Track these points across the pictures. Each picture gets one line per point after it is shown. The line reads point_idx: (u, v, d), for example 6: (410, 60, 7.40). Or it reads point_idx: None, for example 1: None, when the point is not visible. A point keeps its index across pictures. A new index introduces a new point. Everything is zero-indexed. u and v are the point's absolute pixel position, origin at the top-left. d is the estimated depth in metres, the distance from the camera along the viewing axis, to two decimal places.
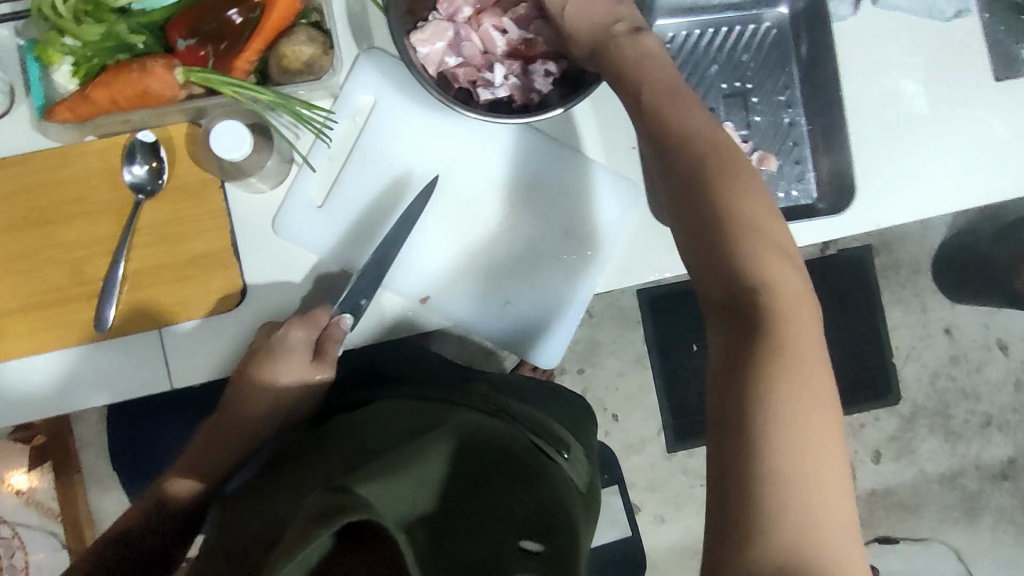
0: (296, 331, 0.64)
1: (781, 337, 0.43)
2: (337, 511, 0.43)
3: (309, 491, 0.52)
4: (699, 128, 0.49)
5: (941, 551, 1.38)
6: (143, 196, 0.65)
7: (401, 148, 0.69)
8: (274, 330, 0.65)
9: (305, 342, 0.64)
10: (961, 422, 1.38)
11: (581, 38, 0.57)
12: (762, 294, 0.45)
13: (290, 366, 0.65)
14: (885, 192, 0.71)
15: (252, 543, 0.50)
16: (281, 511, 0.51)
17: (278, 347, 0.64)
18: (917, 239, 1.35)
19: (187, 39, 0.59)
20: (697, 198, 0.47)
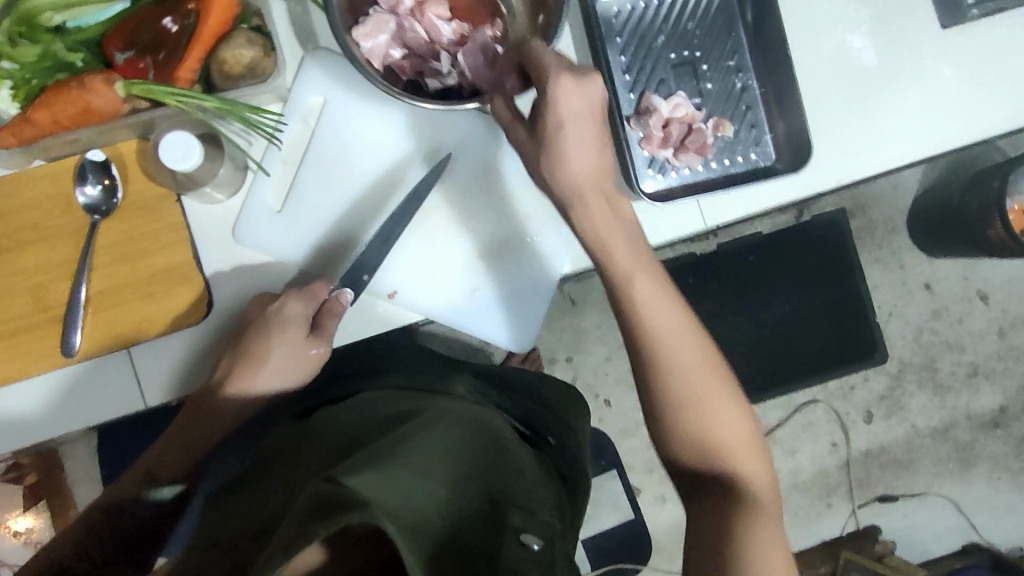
0: (293, 303, 0.65)
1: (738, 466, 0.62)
2: (338, 510, 0.43)
3: (300, 484, 0.51)
4: (680, 324, 0.63)
5: (940, 504, 1.39)
6: (99, 216, 0.65)
7: (356, 146, 0.68)
8: (269, 302, 0.66)
9: (302, 315, 0.65)
10: (948, 375, 1.39)
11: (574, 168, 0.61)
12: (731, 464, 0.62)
13: (283, 339, 0.65)
14: (839, 150, 0.71)
15: (241, 535, 0.49)
16: (274, 502, 0.50)
17: (271, 322, 0.64)
18: (889, 198, 1.36)
19: (126, 52, 0.59)
20: (679, 377, 0.62)
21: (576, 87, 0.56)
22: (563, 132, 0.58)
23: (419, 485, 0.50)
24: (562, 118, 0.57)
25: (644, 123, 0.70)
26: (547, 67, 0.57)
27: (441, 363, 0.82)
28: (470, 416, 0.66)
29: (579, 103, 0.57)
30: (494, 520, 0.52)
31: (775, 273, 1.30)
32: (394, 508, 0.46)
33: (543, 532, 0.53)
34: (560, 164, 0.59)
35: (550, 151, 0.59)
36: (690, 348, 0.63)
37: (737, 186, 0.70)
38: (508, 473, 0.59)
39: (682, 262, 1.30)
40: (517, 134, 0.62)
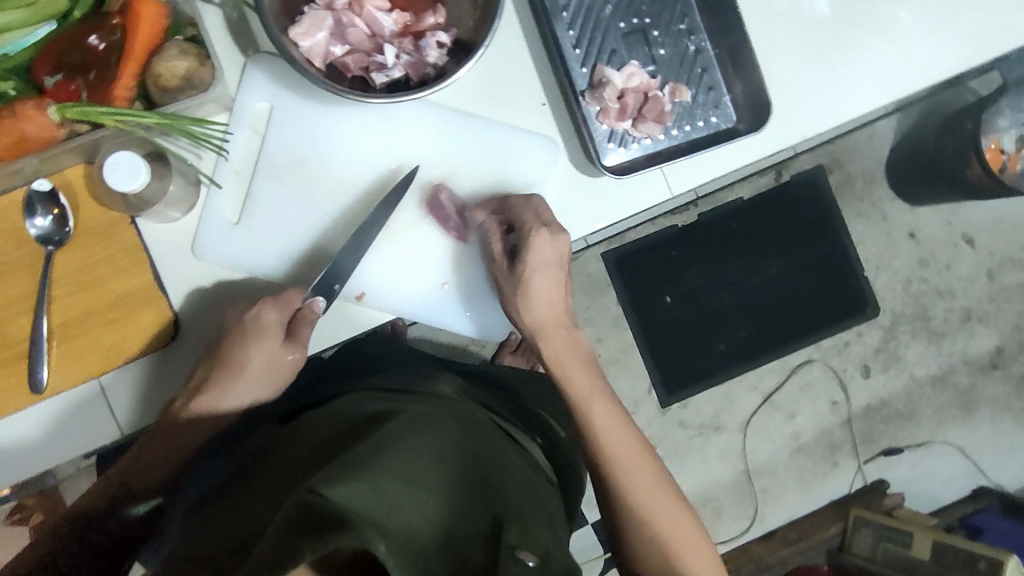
0: (267, 312, 0.64)
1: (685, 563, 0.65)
2: (324, 528, 0.40)
3: (285, 492, 0.49)
4: (625, 433, 0.67)
5: (946, 451, 1.38)
6: (52, 247, 0.63)
7: (309, 150, 0.67)
8: (244, 312, 0.64)
9: (278, 323, 0.64)
10: (942, 322, 1.38)
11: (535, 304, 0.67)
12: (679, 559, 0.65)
13: (260, 348, 0.64)
14: (801, 105, 0.70)
15: (224, 547, 0.47)
16: (256, 515, 0.48)
17: (247, 331, 0.64)
18: (866, 149, 1.34)
19: (54, 76, 0.58)
20: (627, 482, 0.66)
21: (551, 240, 0.65)
22: (534, 279, 0.66)
23: (410, 499, 0.48)
24: (537, 265, 0.65)
25: (600, 96, 0.68)
26: (532, 223, 0.65)
27: (426, 359, 0.81)
28: (460, 413, 0.64)
29: (550, 254, 0.65)
30: (487, 534, 0.49)
31: (759, 237, 1.31)
32: (384, 524, 0.44)
33: (538, 547, 0.50)
34: (526, 298, 0.66)
35: (523, 289, 0.66)
36: (645, 477, 0.66)
37: (701, 150, 0.69)
38: (502, 476, 0.57)
39: (663, 235, 1.29)
40: (497, 271, 0.67)
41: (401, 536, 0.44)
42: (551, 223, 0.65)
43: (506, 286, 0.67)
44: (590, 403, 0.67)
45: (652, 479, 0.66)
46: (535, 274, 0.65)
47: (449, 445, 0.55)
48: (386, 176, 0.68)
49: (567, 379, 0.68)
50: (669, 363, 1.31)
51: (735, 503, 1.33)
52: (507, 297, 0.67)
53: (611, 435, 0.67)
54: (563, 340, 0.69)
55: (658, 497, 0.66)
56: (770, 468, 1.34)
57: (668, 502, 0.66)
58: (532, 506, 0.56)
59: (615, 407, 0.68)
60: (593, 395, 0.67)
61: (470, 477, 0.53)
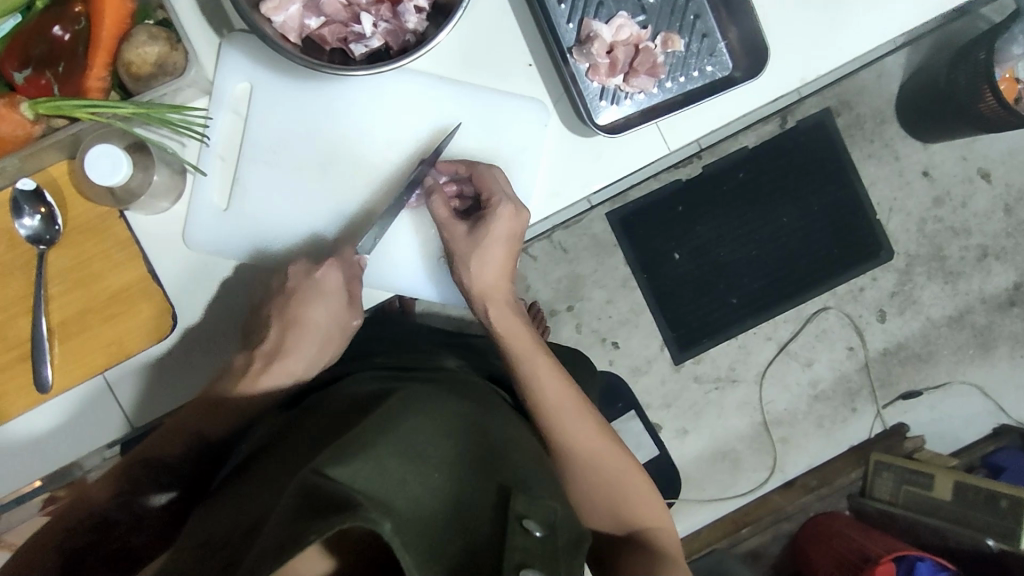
0: (332, 274, 0.63)
1: (631, 502, 0.64)
2: (330, 512, 0.40)
3: (287, 477, 0.49)
4: (559, 386, 0.65)
5: (966, 391, 1.36)
6: (45, 247, 0.62)
7: (290, 132, 0.65)
8: (312, 270, 0.63)
9: (341, 285, 0.64)
10: (957, 261, 1.35)
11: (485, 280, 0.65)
12: (625, 499, 0.64)
13: (326, 309, 0.64)
14: (799, 47, 0.67)
15: (234, 530, 0.47)
16: (261, 502, 0.48)
17: (314, 289, 0.63)
18: (874, 89, 1.30)
19: (23, 71, 0.56)
20: (566, 434, 0.64)
21: (513, 217, 0.64)
22: (489, 249, 0.64)
23: (412, 477, 0.47)
24: (496, 236, 0.64)
25: (588, 52, 0.65)
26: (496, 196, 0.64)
27: (435, 336, 0.79)
28: (459, 385, 0.63)
29: (506, 231, 0.64)
30: (493, 506, 0.49)
31: (766, 185, 1.28)
32: (387, 504, 0.43)
33: (545, 517, 0.49)
34: (479, 266, 0.65)
35: (475, 255, 0.64)
36: (588, 428, 0.64)
37: (699, 100, 0.66)
38: (507, 448, 0.57)
39: (668, 191, 1.27)
40: (453, 233, 0.64)
41: (405, 515, 0.44)
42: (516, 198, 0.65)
43: (460, 248, 0.64)
44: (531, 357, 0.65)
45: (597, 432, 0.65)
46: (493, 243, 0.64)
47: (451, 419, 0.55)
48: (371, 148, 0.66)
49: (507, 344, 0.66)
50: (679, 319, 1.30)
51: (753, 455, 1.32)
52: (460, 258, 0.64)
53: (545, 385, 0.65)
54: (506, 308, 0.67)
55: (602, 449, 0.64)
56: (788, 418, 1.33)
57: (610, 448, 0.65)
58: (540, 480, 0.55)
59: (554, 364, 0.66)
60: (535, 355, 0.66)
61: (474, 450, 0.53)
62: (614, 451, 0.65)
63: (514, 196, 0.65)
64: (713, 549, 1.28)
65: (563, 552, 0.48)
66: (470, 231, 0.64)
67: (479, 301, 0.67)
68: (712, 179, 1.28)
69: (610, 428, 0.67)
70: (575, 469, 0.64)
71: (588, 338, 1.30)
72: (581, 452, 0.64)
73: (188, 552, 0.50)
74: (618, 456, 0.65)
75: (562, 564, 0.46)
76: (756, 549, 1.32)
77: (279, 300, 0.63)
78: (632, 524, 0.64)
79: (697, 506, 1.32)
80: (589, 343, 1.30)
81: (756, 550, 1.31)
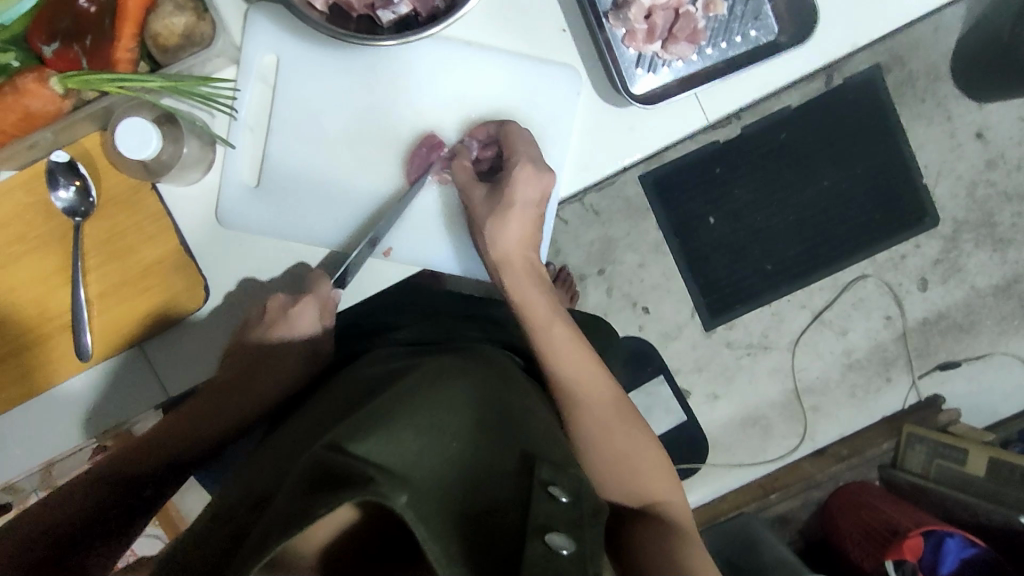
0: (307, 314, 0.64)
1: (646, 476, 0.64)
2: (339, 489, 0.40)
3: (299, 453, 0.50)
4: (576, 349, 0.64)
5: (1008, 364, 1.31)
6: (80, 219, 0.63)
7: (313, 98, 0.64)
8: (288, 308, 0.64)
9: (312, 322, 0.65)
10: (1009, 228, 1.29)
11: (504, 243, 0.64)
12: (642, 472, 0.64)
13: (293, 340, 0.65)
14: (852, 10, 0.63)
15: (243, 506, 0.49)
16: (275, 480, 0.49)
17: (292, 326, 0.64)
18: (930, 43, 1.23)
19: (52, 45, 0.57)
20: (580, 396, 0.63)
21: (536, 178, 0.62)
22: (510, 213, 0.63)
23: (427, 449, 0.48)
24: (516, 201, 0.62)
25: (624, 17, 0.63)
26: (517, 155, 0.62)
27: (457, 305, 0.78)
28: (476, 356, 0.63)
29: (525, 193, 0.62)
30: (518, 475, 0.49)
31: (809, 147, 1.23)
32: (402, 477, 0.43)
33: (573, 484, 0.50)
34: (497, 232, 0.63)
35: (495, 216, 0.63)
36: (604, 396, 0.64)
37: (741, 68, 0.63)
38: (526, 420, 0.56)
39: (704, 153, 1.23)
40: (472, 196, 0.64)
41: (420, 486, 0.44)
42: (539, 161, 0.63)
43: (480, 210, 0.63)
44: (548, 326, 0.64)
45: (612, 399, 0.64)
46: (511, 204, 0.63)
47: (468, 392, 0.55)
48: (400, 117, 0.65)
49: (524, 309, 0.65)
50: (712, 284, 1.27)
51: (783, 422, 1.31)
52: (477, 223, 0.64)
53: (563, 350, 0.64)
54: (524, 277, 0.65)
55: (617, 418, 0.64)
56: (820, 386, 1.31)
57: (618, 416, 0.64)
58: (560, 451, 0.55)
59: (573, 334, 0.65)
60: (552, 323, 0.64)
61: (492, 418, 0.53)
62: (629, 422, 0.64)
63: (539, 157, 0.63)
64: (740, 512, 1.27)
65: (592, 515, 0.48)
66: (489, 195, 0.63)
67: (494, 268, 0.65)
68: (753, 139, 1.23)
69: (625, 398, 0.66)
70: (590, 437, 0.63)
71: (619, 303, 1.28)
72: (594, 425, 0.63)
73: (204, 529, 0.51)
74: (633, 427, 0.65)
75: (587, 532, 0.46)
76: (783, 515, 1.30)
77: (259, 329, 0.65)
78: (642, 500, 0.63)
79: (723, 471, 1.32)
80: (619, 307, 1.29)
81: (785, 515, 1.30)
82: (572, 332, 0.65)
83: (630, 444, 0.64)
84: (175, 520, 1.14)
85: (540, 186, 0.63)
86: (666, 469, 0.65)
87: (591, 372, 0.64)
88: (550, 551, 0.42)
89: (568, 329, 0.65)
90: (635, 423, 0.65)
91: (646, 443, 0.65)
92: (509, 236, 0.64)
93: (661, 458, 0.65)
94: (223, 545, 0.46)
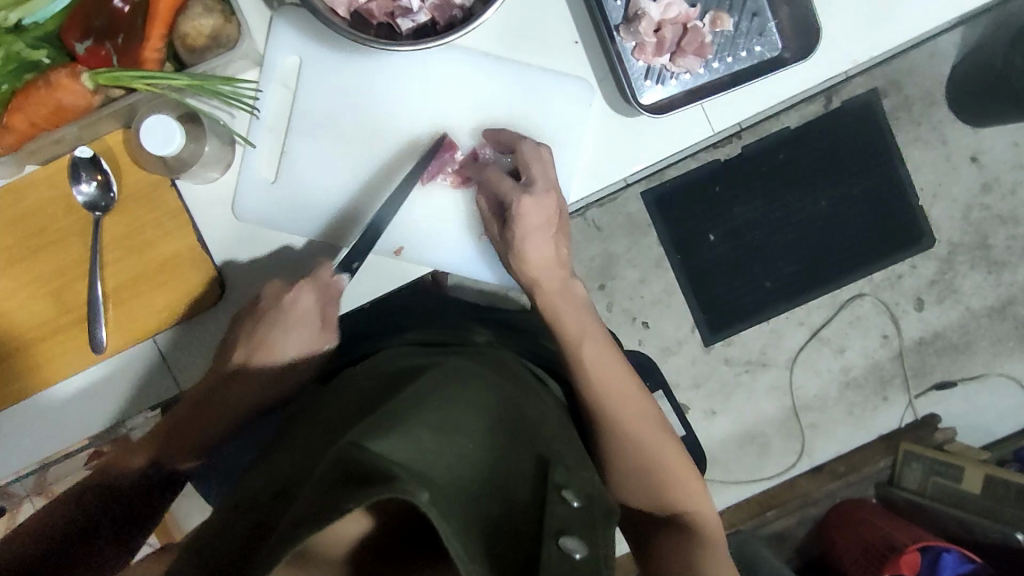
0: (307, 295, 0.65)
1: (680, 487, 0.65)
2: (365, 484, 0.40)
3: (323, 450, 0.50)
4: (611, 363, 0.66)
5: (1003, 384, 1.33)
6: (100, 213, 0.64)
7: (334, 103, 0.66)
8: (285, 291, 0.65)
9: (313, 305, 0.65)
10: (1003, 250, 1.31)
11: (532, 264, 0.65)
12: (675, 484, 0.65)
13: (294, 328, 0.66)
14: (853, 29, 0.66)
15: (266, 500, 0.49)
16: (294, 475, 0.49)
17: (286, 312, 0.65)
18: (925, 70, 1.27)
19: (85, 42, 0.59)
20: (616, 411, 0.64)
21: (536, 203, 0.63)
22: (527, 239, 0.64)
23: (447, 448, 0.48)
24: (528, 226, 0.63)
25: (635, 31, 0.65)
26: (511, 189, 0.63)
27: (467, 310, 0.79)
28: (490, 361, 0.64)
29: (537, 216, 0.63)
30: (532, 479, 0.51)
31: (807, 167, 1.26)
32: (424, 475, 0.44)
33: (583, 490, 0.51)
34: (521, 259, 0.65)
35: (515, 246, 0.64)
36: (637, 408, 0.65)
37: (745, 82, 0.65)
38: (538, 426, 0.57)
39: (705, 171, 1.26)
40: (492, 232, 0.66)
41: (442, 484, 0.44)
42: (535, 180, 0.64)
43: (501, 244, 0.66)
44: (581, 342, 0.66)
45: (645, 411, 0.66)
46: (521, 229, 0.63)
47: (484, 397, 0.56)
48: (417, 122, 0.67)
49: (558, 324, 0.66)
50: (712, 300, 1.29)
51: (780, 439, 1.32)
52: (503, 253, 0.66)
53: (597, 363, 0.66)
54: (559, 292, 0.67)
55: (652, 431, 0.65)
56: (818, 404, 1.32)
57: (651, 426, 0.65)
58: (571, 458, 0.56)
59: (607, 347, 0.67)
60: (585, 337, 0.66)
61: (507, 423, 0.54)
62: (662, 435, 0.66)
63: (534, 177, 0.63)
64: (737, 530, 1.29)
65: (603, 518, 0.50)
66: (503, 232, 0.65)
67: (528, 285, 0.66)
68: (752, 158, 1.26)
69: (659, 408, 0.68)
70: (626, 450, 0.64)
71: (619, 317, 1.30)
72: (630, 438, 0.64)
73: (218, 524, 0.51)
74: (666, 438, 0.66)
75: (602, 536, 0.48)
76: (780, 533, 1.31)
77: (254, 315, 0.66)
78: (676, 510, 0.65)
79: (721, 487, 1.33)
80: (620, 322, 1.30)
81: (782, 533, 1.31)
82: (607, 347, 0.67)
83: (664, 458, 0.65)
84: (170, 525, 1.13)
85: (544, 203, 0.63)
86: (699, 480, 0.66)
87: (625, 387, 0.66)
88: (567, 552, 0.43)
89: (603, 345, 0.67)
90: (668, 435, 0.66)
91: (680, 455, 0.66)
92: (537, 254, 0.64)
93: (694, 470, 0.67)
94: (247, 536, 0.45)
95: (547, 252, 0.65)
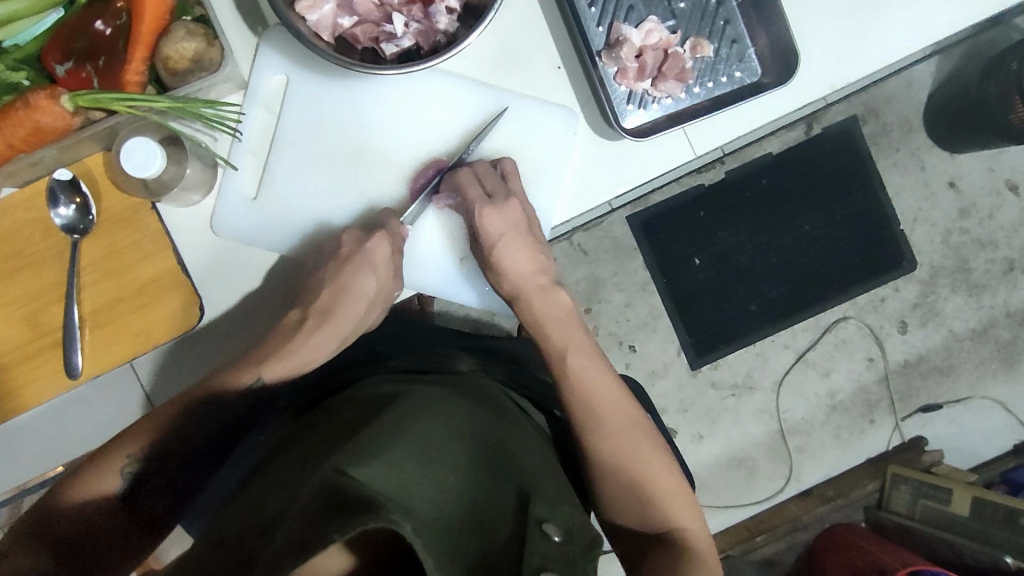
0: (382, 248, 0.65)
1: (666, 502, 0.64)
2: (351, 513, 0.39)
3: (307, 475, 0.49)
4: (597, 373, 0.67)
5: (988, 407, 1.33)
6: (78, 236, 0.63)
7: (316, 126, 0.66)
8: (365, 240, 0.65)
9: (387, 257, 0.65)
10: (983, 273, 1.33)
11: (512, 274, 0.67)
12: (661, 499, 0.64)
13: (367, 280, 0.66)
14: (829, 56, 0.67)
15: (250, 530, 0.48)
16: (277, 503, 0.48)
17: (365, 261, 0.65)
18: (904, 98, 1.29)
19: (65, 64, 0.60)
20: (601, 422, 0.65)
21: (497, 209, 0.64)
22: (500, 250, 0.66)
23: (430, 479, 0.48)
24: (495, 233, 0.65)
25: (617, 56, 0.66)
26: (476, 199, 0.64)
27: (449, 337, 0.79)
28: (473, 389, 0.63)
29: (501, 224, 0.65)
30: (512, 510, 0.50)
31: (790, 192, 1.28)
32: (407, 506, 0.43)
33: (565, 521, 0.50)
34: (499, 272, 0.67)
35: (493, 258, 0.66)
36: (624, 421, 0.66)
37: (725, 107, 0.66)
38: (521, 454, 0.57)
39: (689, 196, 1.27)
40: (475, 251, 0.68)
41: (424, 517, 0.44)
42: (496, 192, 0.65)
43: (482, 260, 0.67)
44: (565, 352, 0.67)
45: (631, 424, 0.66)
46: (493, 241, 0.65)
47: (465, 426, 0.55)
48: (402, 147, 0.67)
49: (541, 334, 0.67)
50: (698, 324, 1.29)
51: (769, 463, 1.31)
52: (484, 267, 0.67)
53: (584, 374, 0.66)
54: (545, 301, 0.68)
55: (638, 445, 0.65)
56: (805, 427, 1.32)
57: (641, 440, 0.66)
58: (553, 487, 0.56)
59: (596, 359, 0.67)
60: (572, 347, 0.67)
61: (489, 454, 0.54)
62: (648, 450, 0.66)
63: (490, 188, 0.65)
64: (726, 556, 1.28)
65: (584, 551, 0.49)
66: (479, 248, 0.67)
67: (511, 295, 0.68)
68: (736, 183, 1.27)
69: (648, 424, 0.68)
70: (609, 461, 0.64)
71: (605, 341, 1.29)
72: (616, 450, 0.64)
73: (197, 554, 0.50)
74: (653, 453, 0.65)
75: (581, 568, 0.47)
76: (770, 558, 1.31)
77: (333, 265, 0.66)
78: (663, 523, 0.64)
79: (710, 512, 1.31)
80: (606, 345, 1.30)
81: (770, 558, 1.31)
82: (594, 358, 0.67)
83: (649, 469, 0.65)
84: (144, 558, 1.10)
85: (509, 209, 0.65)
86: (686, 497, 0.66)
87: (612, 399, 0.66)
88: None
89: (588, 355, 0.67)
90: (655, 450, 0.66)
91: (667, 471, 0.66)
92: (516, 266, 0.67)
93: (681, 486, 0.66)
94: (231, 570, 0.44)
95: (524, 261, 0.67)
